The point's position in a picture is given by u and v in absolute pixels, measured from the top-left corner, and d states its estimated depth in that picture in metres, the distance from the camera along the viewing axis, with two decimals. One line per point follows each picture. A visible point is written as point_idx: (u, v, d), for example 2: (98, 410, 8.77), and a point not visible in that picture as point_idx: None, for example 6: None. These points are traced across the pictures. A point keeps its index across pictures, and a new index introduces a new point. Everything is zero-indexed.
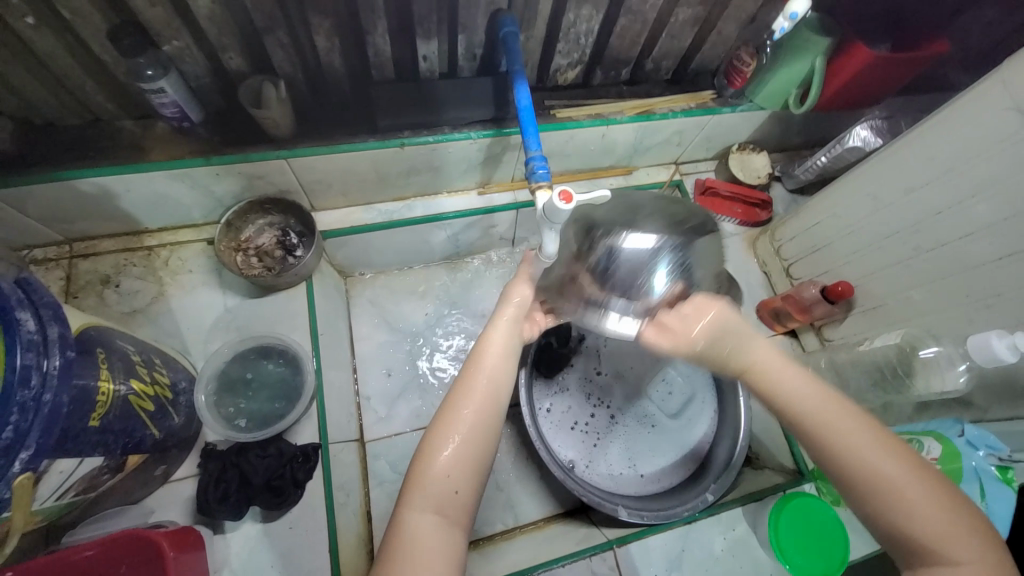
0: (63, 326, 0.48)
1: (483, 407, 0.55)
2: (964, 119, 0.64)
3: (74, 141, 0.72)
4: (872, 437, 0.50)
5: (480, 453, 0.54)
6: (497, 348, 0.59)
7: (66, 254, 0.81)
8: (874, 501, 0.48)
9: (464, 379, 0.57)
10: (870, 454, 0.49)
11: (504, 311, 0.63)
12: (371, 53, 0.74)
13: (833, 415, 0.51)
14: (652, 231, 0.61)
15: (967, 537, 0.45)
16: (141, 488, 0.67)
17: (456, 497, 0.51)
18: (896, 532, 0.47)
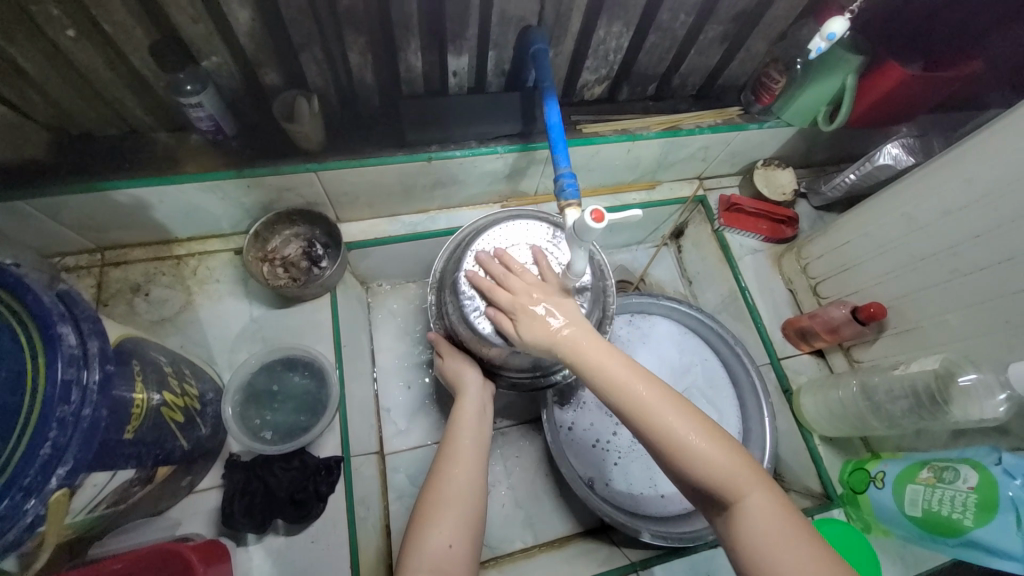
0: (103, 340, 0.48)
1: (465, 474, 0.64)
2: (1008, 143, 0.63)
3: (111, 152, 0.73)
4: (663, 398, 0.57)
5: (470, 515, 0.61)
6: (473, 416, 0.70)
7: (99, 262, 0.82)
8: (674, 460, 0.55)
9: (448, 450, 0.67)
10: (663, 416, 0.56)
11: (468, 392, 0.72)
12: (403, 69, 0.75)
13: (626, 383, 0.58)
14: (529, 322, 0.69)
15: (745, 475, 0.53)
16: (167, 499, 0.67)
17: (450, 551, 0.58)
18: (693, 482, 0.55)
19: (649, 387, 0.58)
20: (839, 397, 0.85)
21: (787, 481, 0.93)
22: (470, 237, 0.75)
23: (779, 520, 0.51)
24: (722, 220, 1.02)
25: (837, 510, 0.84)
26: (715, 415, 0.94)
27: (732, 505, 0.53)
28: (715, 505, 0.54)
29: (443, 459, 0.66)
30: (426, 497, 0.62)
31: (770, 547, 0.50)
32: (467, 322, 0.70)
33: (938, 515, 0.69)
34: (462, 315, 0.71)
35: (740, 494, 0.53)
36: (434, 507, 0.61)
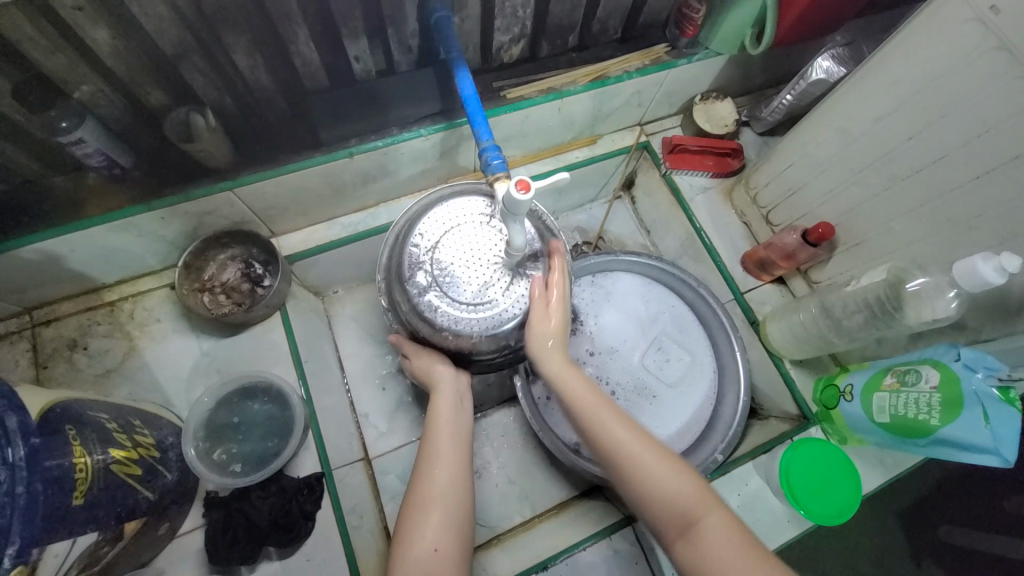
0: (21, 414, 0.46)
1: (447, 474, 0.64)
2: (926, 39, 0.61)
3: (1, 207, 0.68)
4: (636, 435, 0.62)
5: (456, 514, 0.62)
6: (448, 409, 0.69)
7: (26, 324, 0.77)
8: (639, 483, 0.59)
9: (428, 448, 0.67)
10: (630, 443, 0.61)
11: (442, 386, 0.71)
12: (299, 63, 0.69)
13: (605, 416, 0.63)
14: (490, 303, 0.68)
15: (705, 501, 0.56)
16: (149, 549, 0.66)
17: (436, 555, 0.58)
18: (658, 509, 0.58)
19: (626, 422, 0.63)
20: (801, 320, 0.86)
21: (767, 409, 0.96)
22: (408, 229, 0.72)
23: (737, 541, 0.53)
24: (667, 163, 1.00)
25: (814, 428, 0.86)
26: (688, 358, 0.96)
27: (694, 528, 0.55)
28: (675, 534, 0.56)
29: (423, 460, 0.66)
30: (410, 505, 0.62)
31: (728, 570, 0.51)
32: (423, 319, 0.68)
33: (906, 418, 0.71)
34: (417, 314, 0.68)
35: (701, 517, 0.55)
36: (418, 510, 0.61)
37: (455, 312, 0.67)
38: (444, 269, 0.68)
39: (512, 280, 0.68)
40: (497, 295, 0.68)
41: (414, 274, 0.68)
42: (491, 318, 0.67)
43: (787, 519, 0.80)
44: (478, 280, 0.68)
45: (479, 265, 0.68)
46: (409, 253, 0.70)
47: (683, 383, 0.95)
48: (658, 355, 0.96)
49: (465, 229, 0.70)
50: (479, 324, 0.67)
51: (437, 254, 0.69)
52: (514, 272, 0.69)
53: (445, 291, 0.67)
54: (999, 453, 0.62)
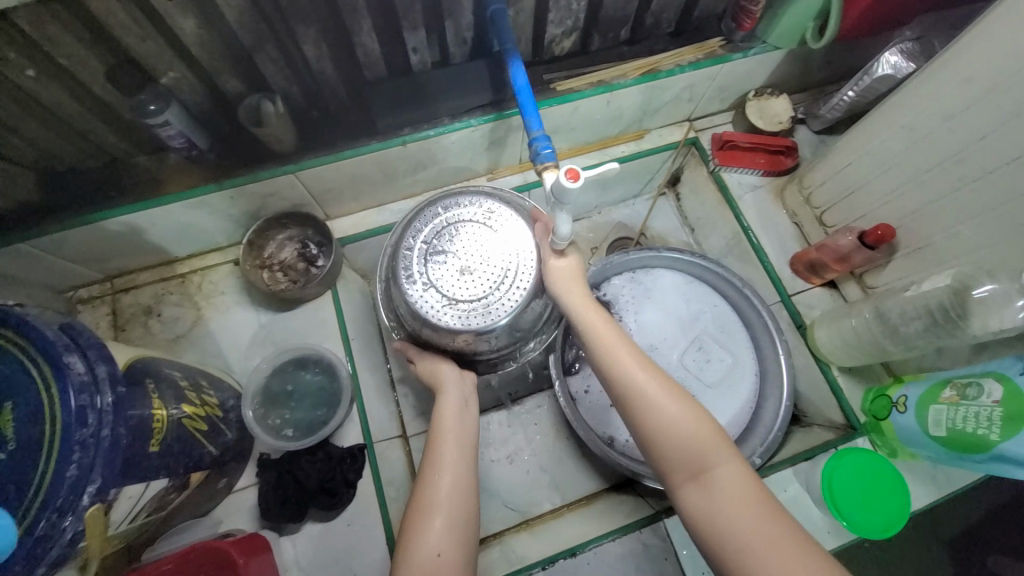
0: (110, 365, 0.50)
1: (451, 480, 0.64)
2: (1005, 33, 0.58)
3: (94, 182, 0.75)
4: (643, 369, 0.60)
5: (461, 517, 0.62)
6: (452, 414, 0.70)
7: (110, 290, 0.85)
8: (646, 422, 0.57)
9: (432, 453, 0.67)
10: (636, 375, 0.59)
11: (446, 394, 0.72)
12: (361, 54, 0.73)
13: (620, 353, 0.61)
14: (485, 307, 0.70)
15: (715, 446, 0.55)
16: (209, 501, 0.72)
17: (438, 560, 0.58)
18: (664, 446, 0.56)
19: (642, 360, 0.61)
20: (853, 326, 0.82)
21: (809, 417, 0.92)
22: (406, 230, 0.74)
23: (746, 491, 0.52)
24: (716, 160, 0.98)
25: (861, 439, 0.83)
26: (728, 358, 0.94)
27: (704, 475, 0.54)
28: (681, 476, 0.55)
29: (429, 463, 0.66)
30: (415, 509, 0.62)
31: (734, 516, 0.51)
32: (421, 320, 0.72)
33: (964, 433, 0.67)
34: (416, 317, 0.72)
35: (712, 464, 0.54)
36: (424, 510, 0.62)
37: (448, 311, 0.70)
38: (441, 270, 0.71)
39: (504, 279, 0.71)
40: (490, 295, 0.70)
41: (411, 277, 0.71)
42: (483, 315, 0.70)
43: (827, 530, 0.78)
44: (473, 280, 0.71)
45: (473, 266, 0.71)
46: (407, 253, 0.72)
47: (723, 383, 0.93)
48: (698, 353, 0.95)
49: (462, 230, 0.73)
50: (471, 323, 0.70)
51: (435, 255, 0.72)
52: (506, 275, 0.71)
53: (438, 292, 0.70)
54: None
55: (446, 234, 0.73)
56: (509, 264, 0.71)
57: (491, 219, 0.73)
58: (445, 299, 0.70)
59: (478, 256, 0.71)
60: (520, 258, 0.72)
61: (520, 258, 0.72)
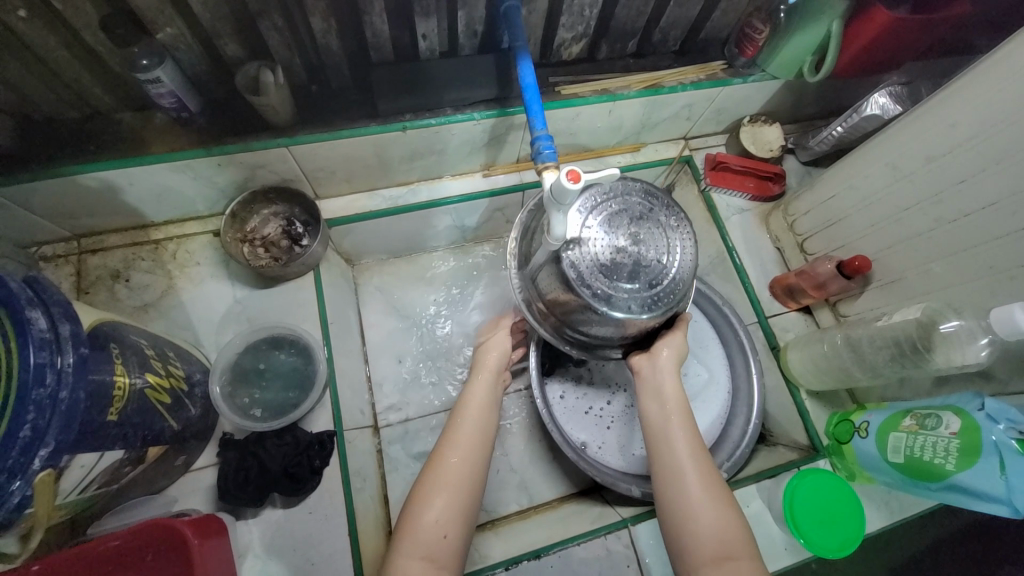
0: (74, 324, 0.47)
1: (462, 460, 0.65)
2: (995, 83, 0.61)
3: (73, 135, 0.71)
4: (695, 449, 0.65)
5: (463, 504, 0.62)
6: (479, 402, 0.71)
7: (76, 250, 0.81)
8: (679, 502, 0.61)
9: (450, 431, 0.68)
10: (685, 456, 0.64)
11: (483, 376, 0.75)
12: (369, 33, 0.71)
13: (678, 438, 0.65)
14: (626, 290, 0.62)
15: (742, 542, 0.59)
16: (164, 477, 0.69)
17: (445, 541, 0.60)
18: (695, 529, 0.60)
19: (696, 447, 0.65)
20: (824, 350, 0.85)
21: (776, 437, 0.96)
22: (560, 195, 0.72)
23: None
24: (708, 180, 1.01)
25: (823, 461, 0.85)
26: (704, 373, 0.96)
27: (725, 564, 0.57)
28: (703, 558, 0.58)
29: (444, 441, 0.68)
30: (425, 485, 0.63)
31: None
32: (566, 273, 0.63)
33: (920, 461, 0.70)
34: (560, 269, 0.63)
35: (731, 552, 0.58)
36: (429, 489, 0.63)
37: (593, 272, 0.62)
38: (611, 231, 0.63)
39: (652, 281, 0.63)
40: (636, 294, 0.63)
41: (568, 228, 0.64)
42: (613, 302, 0.62)
43: (784, 546, 0.80)
44: (632, 269, 0.63)
45: (644, 258, 0.63)
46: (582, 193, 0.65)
47: (698, 398, 0.95)
48: None
49: (649, 218, 0.65)
50: (604, 297, 0.62)
51: (610, 213, 0.64)
52: (664, 271, 0.64)
53: (595, 250, 0.62)
54: (1014, 505, 0.61)
55: (631, 205, 0.65)
56: (664, 277, 0.64)
57: (678, 234, 0.66)
58: (594, 256, 0.62)
59: (650, 252, 0.64)
60: (679, 292, 0.65)
61: (677, 289, 0.65)
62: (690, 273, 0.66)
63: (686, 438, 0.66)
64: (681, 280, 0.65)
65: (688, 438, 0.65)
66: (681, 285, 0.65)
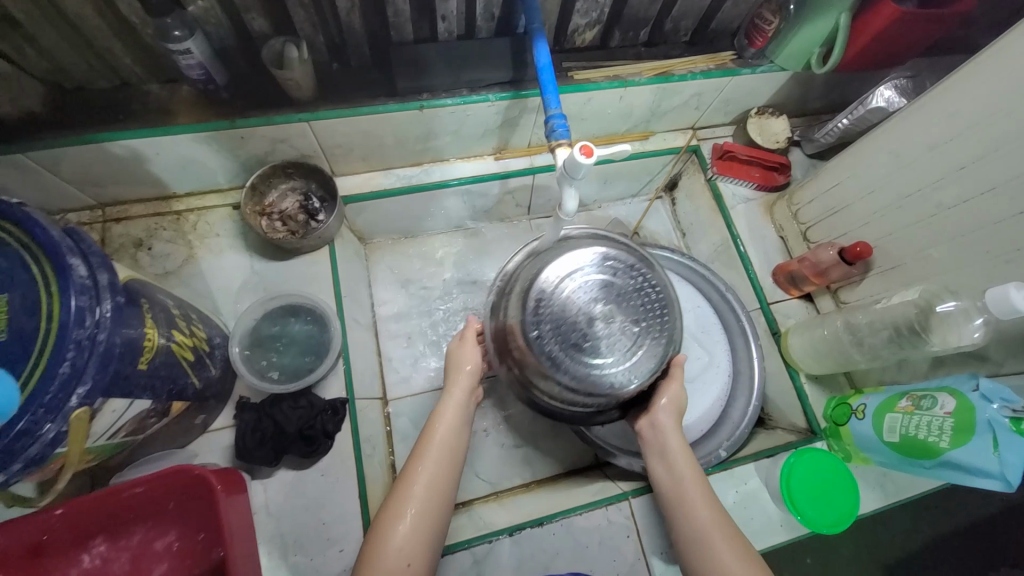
0: (111, 273, 0.50)
1: (429, 490, 0.64)
2: (995, 73, 0.63)
3: (102, 103, 0.74)
4: (712, 511, 0.65)
5: (428, 529, 0.61)
6: (449, 422, 0.69)
7: (100, 219, 0.83)
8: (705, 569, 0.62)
9: (418, 456, 0.66)
10: (706, 522, 0.64)
11: (452, 396, 0.71)
12: (391, 13, 0.74)
13: (694, 498, 0.66)
14: (607, 363, 0.65)
15: None
16: (183, 435, 0.71)
17: (408, 570, 0.59)
18: None
19: (715, 508, 0.66)
20: (824, 335, 0.87)
21: (774, 421, 0.98)
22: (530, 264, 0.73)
23: None
24: (714, 168, 1.03)
25: (820, 442, 0.87)
26: (706, 356, 0.96)
27: None
28: None
29: (412, 466, 0.66)
30: (390, 510, 0.62)
31: None
32: (541, 359, 0.65)
33: (915, 439, 0.72)
34: (535, 355, 0.65)
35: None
36: (393, 514, 0.62)
37: (565, 352, 0.65)
38: (580, 309, 0.65)
39: (629, 353, 0.65)
40: (613, 366, 0.65)
41: (537, 313, 0.66)
42: (592, 379, 0.64)
43: (780, 523, 0.82)
44: (606, 344, 0.65)
45: (614, 330, 0.65)
46: (547, 273, 0.67)
47: (698, 381, 0.95)
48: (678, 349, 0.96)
49: (617, 288, 0.67)
50: (579, 376, 0.64)
51: (578, 290, 0.66)
52: (639, 339, 0.66)
53: (565, 331, 0.65)
54: (1005, 480, 0.63)
55: (598, 276, 0.67)
56: (641, 346, 0.66)
57: (647, 297, 0.68)
58: (566, 338, 0.65)
59: (620, 323, 0.66)
60: (658, 357, 0.66)
61: (656, 352, 0.66)
62: (666, 336, 0.68)
63: (704, 501, 0.66)
64: (658, 345, 0.67)
65: (703, 499, 0.66)
66: (660, 348, 0.67)
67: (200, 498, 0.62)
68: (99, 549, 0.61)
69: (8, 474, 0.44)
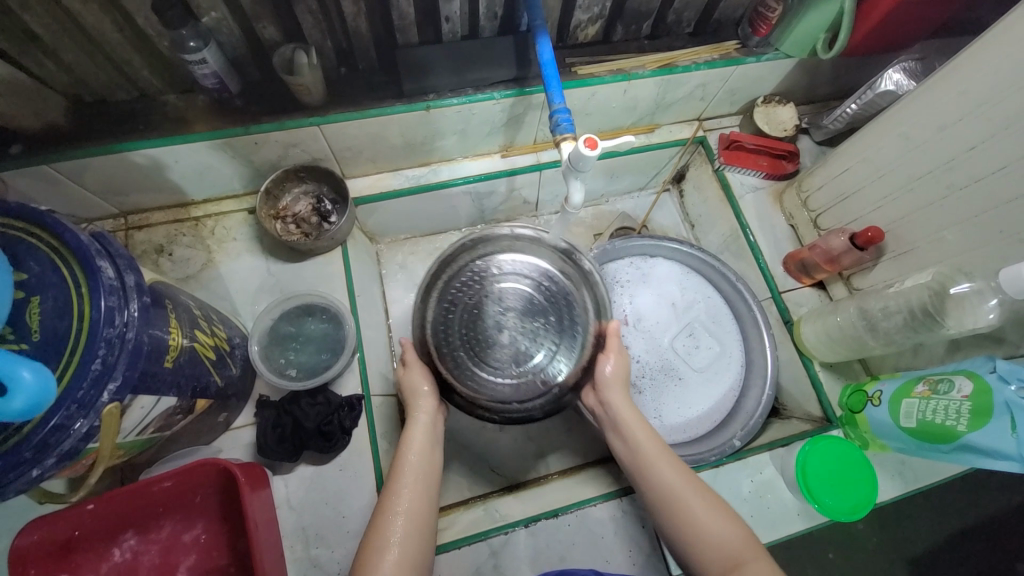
0: (137, 275, 0.52)
1: (407, 517, 0.61)
2: (1004, 49, 0.62)
3: (122, 115, 0.76)
4: (675, 466, 0.65)
5: (412, 557, 0.59)
6: (420, 442, 0.66)
7: (123, 226, 0.87)
8: (679, 527, 0.62)
9: (392, 480, 0.64)
10: (670, 479, 0.64)
11: (417, 418, 0.68)
12: (396, 17, 0.75)
13: (653, 453, 0.66)
14: (535, 368, 0.71)
15: (750, 548, 0.58)
16: (207, 433, 0.74)
17: None
18: (703, 550, 0.60)
19: (676, 466, 0.66)
20: (837, 322, 0.86)
21: (790, 410, 0.97)
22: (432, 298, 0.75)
23: None
24: (722, 159, 1.03)
25: (836, 429, 0.87)
26: (717, 347, 0.97)
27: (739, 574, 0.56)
28: None
29: (387, 494, 0.63)
30: (368, 545, 0.59)
31: None
32: (468, 388, 0.71)
33: (933, 424, 0.71)
34: (461, 385, 0.71)
35: (748, 557, 0.57)
36: (374, 549, 0.58)
37: (488, 368, 0.71)
38: (488, 332, 0.72)
39: (547, 354, 0.72)
40: (533, 370, 0.71)
41: (449, 345, 0.71)
42: (521, 383, 0.71)
43: (797, 512, 0.81)
44: (520, 355, 0.71)
45: (524, 333, 0.72)
46: (448, 302, 0.73)
47: (710, 370, 0.97)
48: (689, 341, 0.98)
49: (512, 293, 0.73)
50: (507, 391, 0.71)
51: (480, 316, 0.72)
52: (552, 337, 0.72)
53: (480, 350, 0.71)
54: None
55: (495, 296, 0.73)
56: (556, 342, 0.72)
57: (544, 291, 0.74)
58: (484, 362, 0.71)
59: (526, 331, 0.72)
60: (572, 344, 0.72)
61: (569, 341, 0.73)
62: (577, 325, 0.73)
63: (664, 462, 0.66)
64: (570, 335, 0.73)
65: (662, 453, 0.66)
66: (573, 336, 0.73)
67: (226, 490, 0.65)
68: (130, 543, 0.63)
69: (42, 468, 0.46)
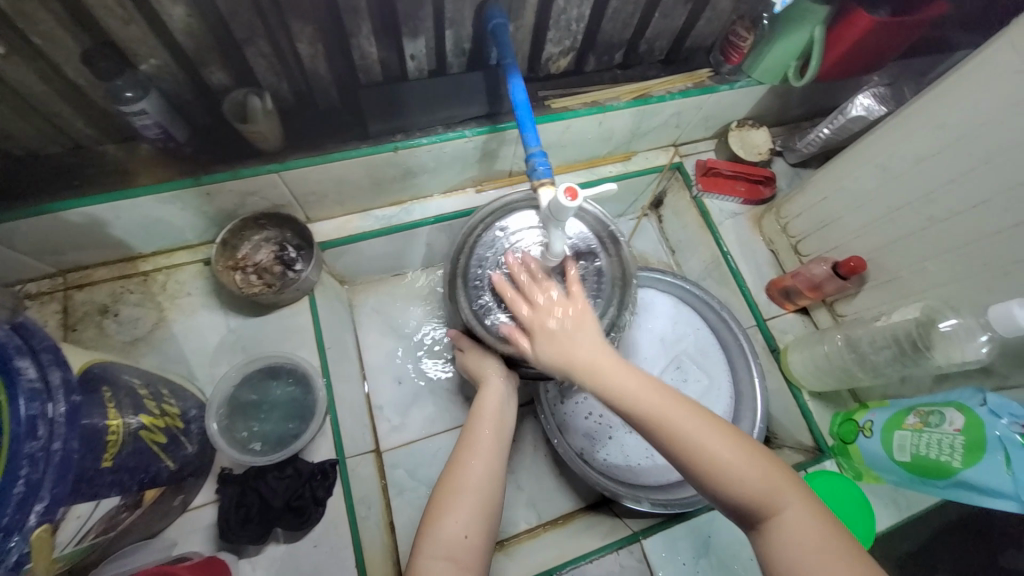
0: (65, 370, 0.45)
1: (482, 465, 0.64)
2: (981, 83, 0.62)
3: (54, 170, 0.69)
4: (682, 410, 0.55)
5: (486, 505, 0.61)
6: (496, 395, 0.72)
7: (61, 286, 0.78)
8: (701, 480, 0.53)
9: (471, 431, 0.68)
10: (682, 426, 0.54)
11: (492, 380, 0.73)
12: (357, 56, 0.70)
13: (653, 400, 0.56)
14: None
15: (781, 492, 0.51)
16: (161, 519, 0.67)
17: (467, 541, 0.58)
18: (730, 501, 0.52)
19: (699, 414, 0.55)
20: (825, 351, 0.85)
21: (780, 439, 0.95)
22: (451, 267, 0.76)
23: (821, 532, 0.49)
24: (699, 185, 1.01)
25: (830, 461, 0.85)
26: (706, 381, 0.94)
27: (771, 522, 0.50)
28: (748, 523, 0.52)
29: (462, 448, 0.66)
30: (441, 494, 0.61)
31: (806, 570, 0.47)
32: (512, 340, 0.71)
33: (927, 459, 0.70)
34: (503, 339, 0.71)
35: (786, 509, 0.50)
36: (447, 495, 0.61)
37: None
38: None
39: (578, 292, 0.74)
40: None
41: (480, 304, 0.73)
42: None
43: None
44: None
45: None
46: (474, 276, 0.74)
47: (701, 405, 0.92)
48: (677, 374, 0.94)
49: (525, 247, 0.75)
50: None
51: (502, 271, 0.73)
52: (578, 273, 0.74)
53: None
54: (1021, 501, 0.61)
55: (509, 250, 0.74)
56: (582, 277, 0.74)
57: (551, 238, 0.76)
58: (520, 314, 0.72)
59: None
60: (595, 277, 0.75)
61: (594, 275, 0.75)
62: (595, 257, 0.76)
63: (685, 416, 0.55)
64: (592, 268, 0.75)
65: (666, 399, 0.56)
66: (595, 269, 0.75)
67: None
68: None
69: None
